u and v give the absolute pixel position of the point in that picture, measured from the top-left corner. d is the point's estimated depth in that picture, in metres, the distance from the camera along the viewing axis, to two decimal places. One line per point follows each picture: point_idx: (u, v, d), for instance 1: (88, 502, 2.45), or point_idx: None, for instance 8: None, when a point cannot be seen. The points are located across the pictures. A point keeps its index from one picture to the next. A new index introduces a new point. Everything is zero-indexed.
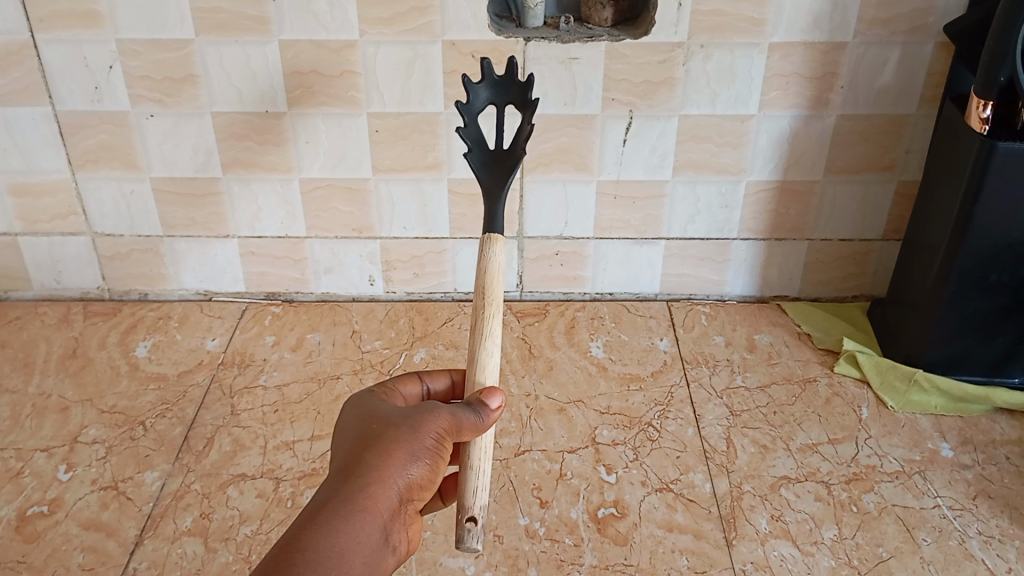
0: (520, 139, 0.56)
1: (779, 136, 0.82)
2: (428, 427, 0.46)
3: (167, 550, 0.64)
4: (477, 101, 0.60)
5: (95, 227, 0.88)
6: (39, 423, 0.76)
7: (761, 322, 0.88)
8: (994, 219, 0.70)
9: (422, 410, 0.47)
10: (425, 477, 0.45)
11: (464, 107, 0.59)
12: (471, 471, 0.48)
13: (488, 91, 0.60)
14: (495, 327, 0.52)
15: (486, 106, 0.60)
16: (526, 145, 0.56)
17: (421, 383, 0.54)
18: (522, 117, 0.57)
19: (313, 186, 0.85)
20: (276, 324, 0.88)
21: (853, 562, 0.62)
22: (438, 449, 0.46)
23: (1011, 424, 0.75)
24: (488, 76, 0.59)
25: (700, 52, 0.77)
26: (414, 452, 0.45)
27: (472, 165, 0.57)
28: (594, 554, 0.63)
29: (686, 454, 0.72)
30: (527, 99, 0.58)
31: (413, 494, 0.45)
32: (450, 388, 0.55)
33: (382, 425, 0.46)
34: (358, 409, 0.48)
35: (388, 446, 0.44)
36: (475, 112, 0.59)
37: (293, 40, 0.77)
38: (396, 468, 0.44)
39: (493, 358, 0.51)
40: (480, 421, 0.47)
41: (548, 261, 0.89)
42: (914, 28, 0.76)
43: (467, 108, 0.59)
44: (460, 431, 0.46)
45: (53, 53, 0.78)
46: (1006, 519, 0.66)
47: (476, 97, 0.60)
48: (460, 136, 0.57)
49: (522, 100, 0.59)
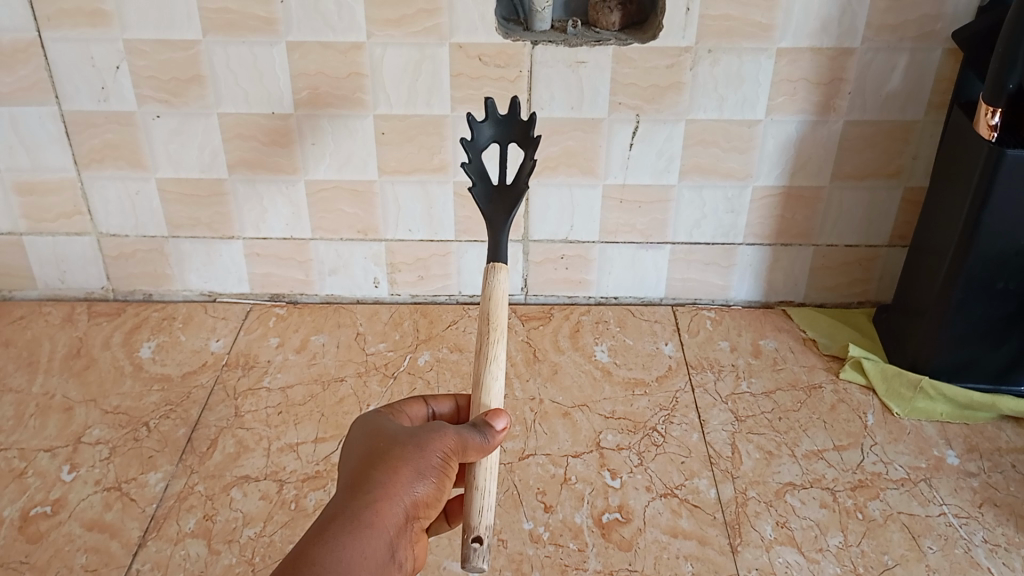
0: (522, 173, 0.57)
1: (786, 141, 0.81)
2: (433, 445, 0.45)
3: (170, 552, 0.63)
4: (481, 138, 0.60)
5: (100, 227, 0.88)
6: (43, 422, 0.76)
7: (766, 328, 0.88)
8: (1002, 227, 0.70)
9: (428, 429, 0.46)
10: (430, 495, 0.44)
11: (469, 143, 0.59)
12: (475, 491, 0.48)
13: (491, 128, 0.60)
14: (500, 350, 0.51)
15: (489, 143, 0.60)
16: (528, 179, 0.57)
17: (426, 405, 0.54)
18: (525, 153, 0.57)
19: (319, 187, 0.85)
20: (280, 326, 0.88)
21: (858, 569, 0.62)
22: (443, 467, 0.45)
23: (1017, 432, 0.75)
24: (492, 115, 0.60)
25: (708, 56, 0.77)
26: (419, 470, 0.44)
27: (476, 198, 0.58)
28: (598, 559, 0.63)
29: (691, 459, 0.72)
30: (529, 140, 0.59)
31: (418, 511, 0.44)
32: (455, 411, 0.55)
33: (388, 442, 0.46)
34: (366, 426, 0.48)
35: (394, 464, 0.44)
36: (478, 148, 0.59)
37: (300, 41, 0.77)
38: (402, 486, 0.44)
39: (497, 381, 0.51)
40: (487, 442, 0.46)
41: (553, 264, 0.89)
42: (923, 35, 0.76)
43: (472, 144, 0.59)
44: (466, 451, 0.45)
45: (61, 52, 0.78)
46: (1012, 528, 0.65)
47: (479, 134, 0.60)
48: (464, 170, 0.57)
49: (525, 140, 0.59)
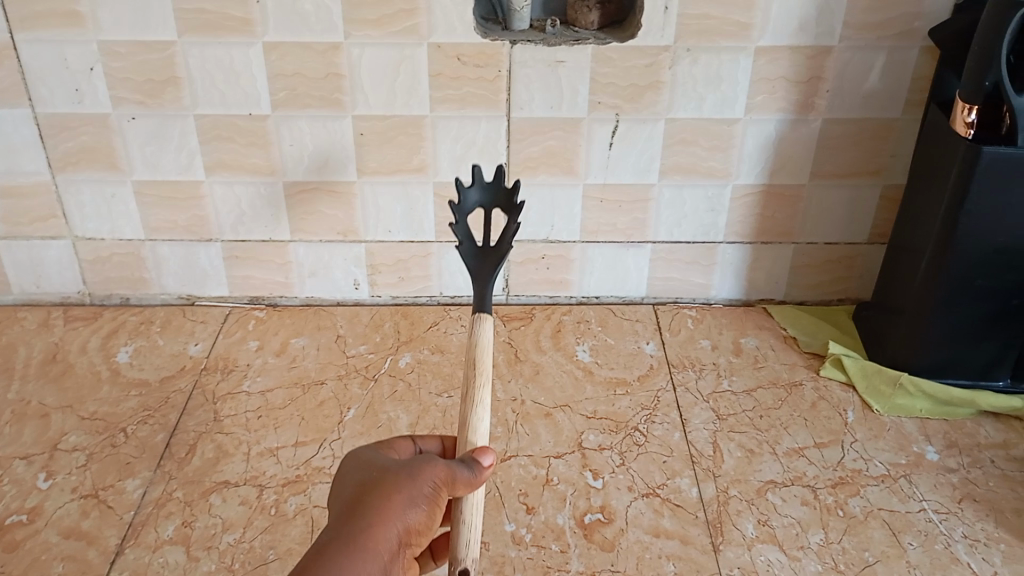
0: (508, 235, 0.60)
1: (765, 140, 0.82)
2: (424, 473, 0.45)
3: (148, 559, 0.63)
4: (468, 202, 0.63)
5: (76, 230, 0.87)
6: (19, 429, 0.75)
7: (747, 326, 0.88)
8: (980, 226, 0.70)
9: (419, 459, 0.46)
10: (423, 523, 0.44)
11: (457, 207, 0.62)
12: (462, 525, 0.48)
13: (478, 193, 0.64)
14: (486, 395, 0.52)
15: (475, 207, 0.63)
16: (513, 240, 0.59)
17: (413, 442, 0.53)
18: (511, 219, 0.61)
19: (297, 189, 0.84)
20: (260, 329, 0.88)
21: (839, 567, 0.62)
22: (434, 496, 0.45)
23: (996, 428, 0.76)
24: (479, 180, 0.63)
25: (687, 55, 0.77)
26: (411, 497, 0.44)
27: (463, 256, 0.60)
28: (580, 560, 0.62)
29: (673, 459, 0.72)
30: (513, 206, 0.62)
31: (410, 539, 0.44)
32: (440, 451, 0.54)
33: (379, 472, 0.46)
34: (355, 460, 0.48)
35: (386, 493, 0.44)
36: (465, 212, 0.62)
37: (278, 41, 0.76)
38: (394, 513, 0.43)
39: (484, 422, 0.51)
40: (474, 476, 0.46)
41: (534, 264, 0.89)
42: (901, 33, 0.76)
43: (460, 207, 0.62)
44: (455, 484, 0.46)
45: (34, 54, 0.77)
46: (991, 523, 0.66)
47: (466, 198, 0.63)
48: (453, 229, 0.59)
49: (510, 207, 0.63)
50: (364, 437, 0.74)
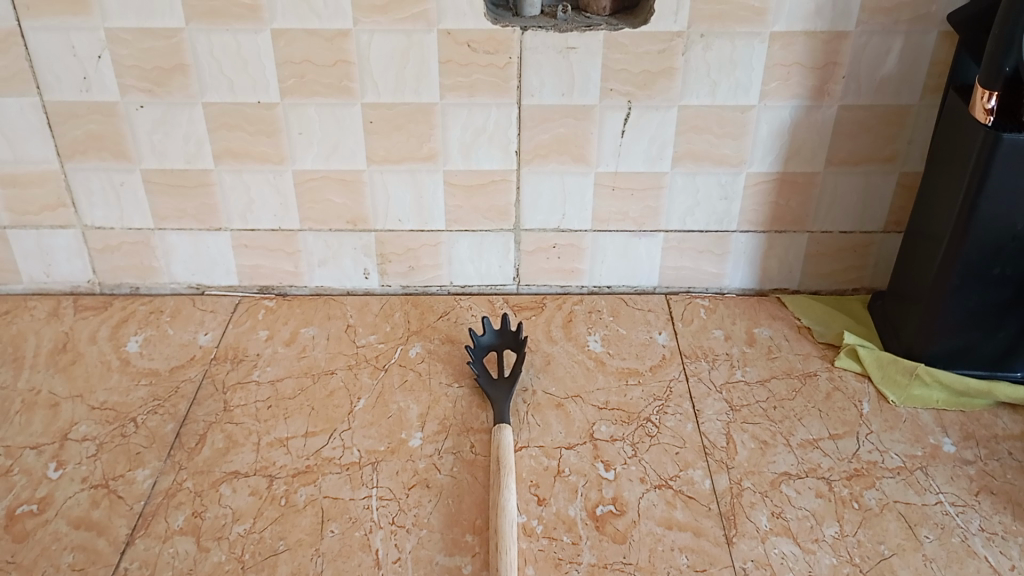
0: (518, 364, 0.78)
1: (779, 127, 0.80)
2: None
3: (158, 550, 0.62)
4: (482, 341, 0.81)
5: (85, 219, 0.87)
6: (28, 419, 0.75)
7: (761, 316, 0.88)
8: (998, 212, 0.69)
9: None
10: None
11: (473, 347, 0.80)
12: None
13: (491, 336, 0.82)
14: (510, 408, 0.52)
15: (489, 347, 0.81)
16: (521, 368, 0.77)
17: None
18: (520, 356, 0.79)
19: (307, 177, 0.83)
20: (269, 318, 0.87)
21: (854, 560, 0.62)
22: None
23: (1014, 419, 0.75)
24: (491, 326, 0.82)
25: (700, 41, 0.76)
26: None
27: (482, 383, 0.77)
28: (592, 552, 0.62)
29: (686, 450, 0.71)
30: (522, 342, 0.80)
31: None
32: None
33: None
34: None
35: None
36: (481, 350, 0.80)
37: (285, 28, 0.75)
38: None
39: None
40: None
41: (545, 253, 0.88)
42: (917, 17, 0.75)
43: (478, 345, 0.81)
44: None
45: (41, 42, 0.76)
46: (1009, 516, 0.65)
47: (482, 337, 0.81)
48: (473, 365, 0.77)
49: (515, 343, 0.81)
50: (374, 427, 0.73)
